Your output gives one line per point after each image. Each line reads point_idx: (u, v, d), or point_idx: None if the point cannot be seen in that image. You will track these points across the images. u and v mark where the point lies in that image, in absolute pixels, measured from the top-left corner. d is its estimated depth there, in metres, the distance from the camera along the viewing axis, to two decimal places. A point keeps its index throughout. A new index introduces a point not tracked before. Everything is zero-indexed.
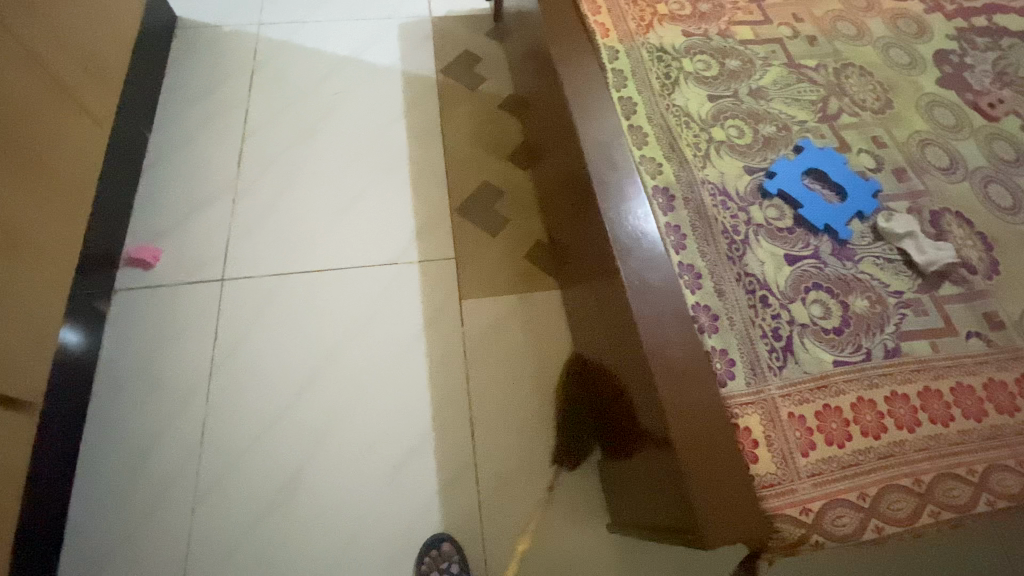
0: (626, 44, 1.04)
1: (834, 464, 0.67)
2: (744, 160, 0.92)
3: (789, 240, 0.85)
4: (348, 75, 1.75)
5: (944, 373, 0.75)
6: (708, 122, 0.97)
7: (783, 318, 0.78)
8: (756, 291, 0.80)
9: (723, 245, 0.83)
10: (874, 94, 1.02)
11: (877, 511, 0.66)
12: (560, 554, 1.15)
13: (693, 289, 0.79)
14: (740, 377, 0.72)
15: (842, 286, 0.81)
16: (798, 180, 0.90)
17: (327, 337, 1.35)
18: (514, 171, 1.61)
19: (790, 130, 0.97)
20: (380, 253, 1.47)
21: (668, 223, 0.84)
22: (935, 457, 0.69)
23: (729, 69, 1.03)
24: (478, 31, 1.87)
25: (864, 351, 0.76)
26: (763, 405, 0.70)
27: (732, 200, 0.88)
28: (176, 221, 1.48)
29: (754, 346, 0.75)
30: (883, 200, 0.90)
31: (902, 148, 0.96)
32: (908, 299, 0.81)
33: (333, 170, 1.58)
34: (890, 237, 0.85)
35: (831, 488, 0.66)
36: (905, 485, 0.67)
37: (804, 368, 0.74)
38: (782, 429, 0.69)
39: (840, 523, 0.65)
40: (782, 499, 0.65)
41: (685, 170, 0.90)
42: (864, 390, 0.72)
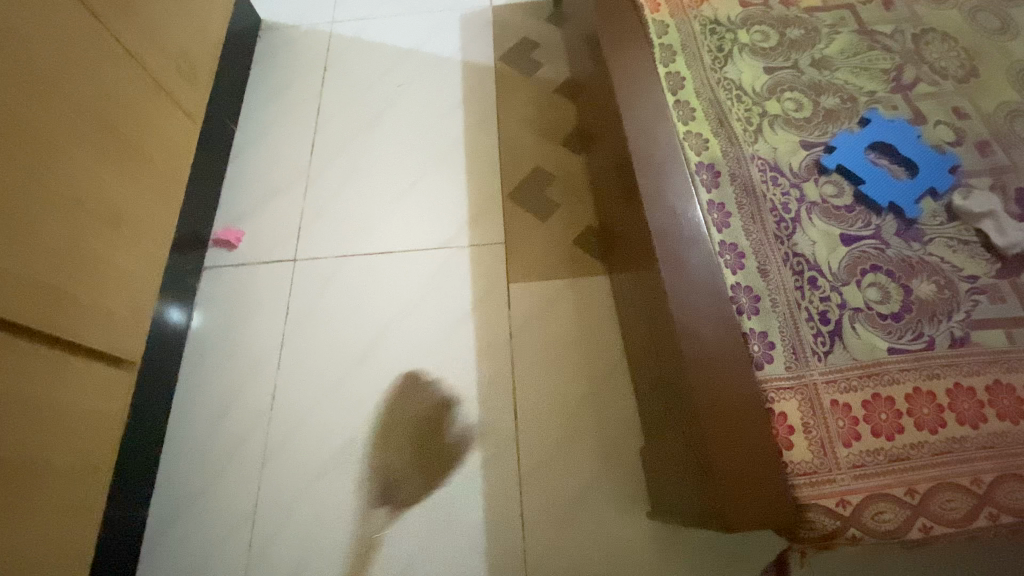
0: (677, 19, 1.01)
1: (879, 457, 0.64)
2: (801, 135, 0.87)
3: (847, 219, 0.79)
4: (411, 66, 1.82)
5: (1021, 367, 0.68)
6: (762, 96, 0.92)
7: (833, 301, 0.73)
8: (805, 272, 0.75)
9: (771, 224, 0.79)
10: (958, 61, 0.92)
11: (925, 510, 0.63)
12: (597, 537, 1.16)
13: (733, 270, 0.76)
14: (779, 361, 0.70)
15: (906, 269, 0.74)
16: (861, 155, 0.83)
17: (384, 314, 1.43)
18: (566, 158, 1.61)
19: (856, 102, 0.89)
20: (434, 237, 1.53)
21: (710, 201, 0.81)
22: (999, 457, 0.64)
23: (790, 39, 0.97)
24: (536, 17, 1.87)
25: (925, 339, 0.70)
26: (803, 391, 0.68)
27: (784, 177, 0.83)
28: (256, 206, 1.62)
29: (798, 330, 0.72)
30: (963, 176, 0.81)
31: (989, 121, 0.86)
32: (983, 284, 0.73)
33: (393, 158, 1.66)
34: (967, 217, 0.77)
35: (873, 482, 0.64)
36: (960, 484, 0.63)
37: (853, 355, 0.70)
38: (823, 417, 0.67)
39: (881, 519, 0.63)
40: (819, 489, 0.64)
41: (732, 146, 0.86)
42: (920, 381, 0.67)
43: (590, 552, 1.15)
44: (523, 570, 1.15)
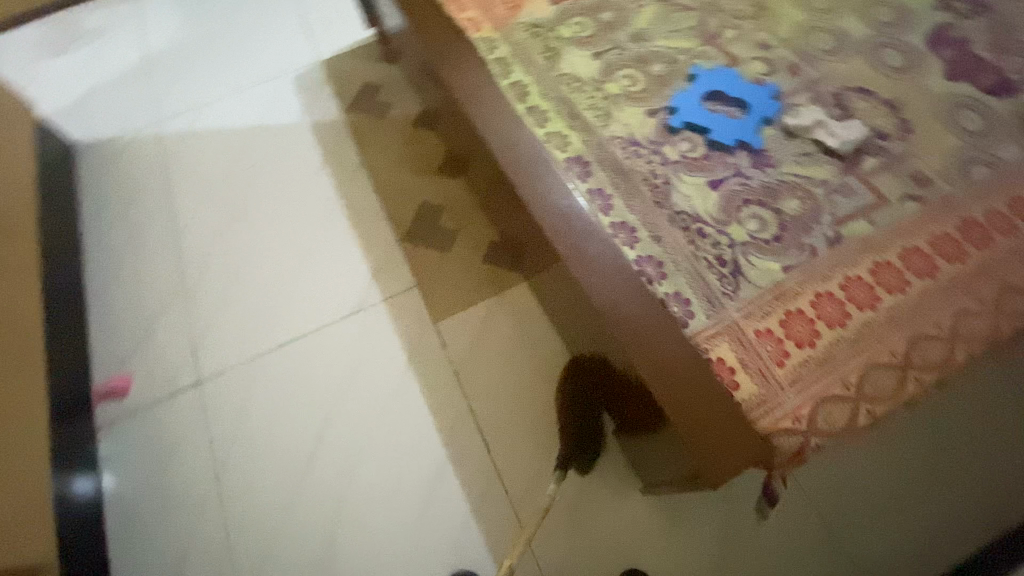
0: (501, 32, 1.05)
1: (809, 366, 0.70)
2: (645, 105, 0.93)
3: (709, 166, 0.86)
4: (260, 143, 1.74)
5: (888, 244, 0.77)
6: (600, 80, 0.97)
7: (723, 243, 0.79)
8: (691, 226, 0.81)
9: (648, 192, 0.84)
10: (747, 2, 1.03)
11: (864, 396, 0.69)
12: (606, 534, 1.16)
13: (631, 246, 0.80)
14: (700, 314, 0.74)
15: (771, 194, 0.82)
16: (700, 107, 0.91)
17: (319, 401, 1.35)
18: (446, 184, 1.60)
19: (679, 62, 0.98)
20: (344, 303, 1.46)
21: (589, 189, 0.85)
22: (901, 326, 0.72)
23: (605, 22, 1.04)
24: (370, 59, 1.86)
25: (808, 249, 0.77)
26: (729, 332, 0.72)
27: (644, 147, 0.89)
28: (138, 340, 1.46)
29: (705, 279, 0.76)
30: (785, 99, 0.91)
31: (789, 45, 0.97)
32: (834, 185, 0.82)
33: (273, 241, 1.57)
34: (802, 132, 0.87)
35: (814, 389, 0.69)
36: (881, 362, 0.70)
37: (757, 285, 0.76)
38: (753, 348, 0.71)
39: (832, 419, 0.68)
40: (774, 415, 0.68)
41: (591, 133, 0.91)
42: (816, 286, 0.75)
43: (606, 550, 1.15)
44: None
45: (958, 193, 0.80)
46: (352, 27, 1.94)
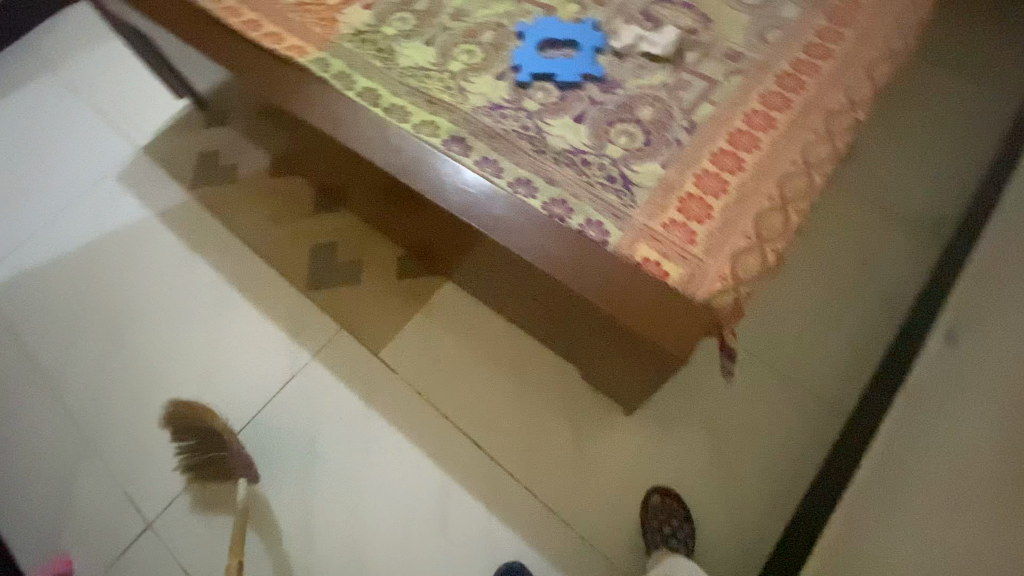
0: (328, 48, 1.05)
1: (715, 233, 0.79)
2: (491, 72, 0.98)
3: (567, 106, 0.93)
4: (105, 257, 1.61)
5: (734, 110, 0.90)
6: (442, 64, 1.01)
7: (606, 163, 0.86)
8: (575, 159, 0.87)
9: (527, 145, 0.89)
10: None
11: (764, 239, 0.78)
12: (608, 466, 1.26)
13: (534, 196, 0.85)
14: (614, 232, 0.80)
15: (625, 109, 0.91)
16: (538, 57, 0.98)
17: (294, 477, 1.31)
18: (329, 222, 1.62)
19: (503, 26, 1.04)
20: (277, 373, 1.43)
21: (475, 161, 0.89)
22: (770, 173, 0.83)
23: (423, 12, 1.08)
24: (192, 131, 1.79)
25: (674, 142, 0.87)
26: (642, 234, 0.80)
27: (506, 108, 0.94)
28: (57, 514, 1.32)
29: (605, 200, 0.83)
30: (605, 28, 1.01)
31: None
32: (673, 84, 0.94)
33: (173, 344, 1.49)
34: (629, 51, 0.98)
35: (726, 249, 0.78)
36: (765, 206, 0.80)
37: (647, 186, 0.84)
38: (666, 238, 0.79)
39: (750, 267, 0.77)
40: (704, 282, 0.76)
41: (455, 112, 0.94)
42: (694, 167, 0.85)
43: (610, 477, 1.25)
44: (586, 540, 1.20)
45: (764, 56, 0.95)
46: (165, 100, 1.84)
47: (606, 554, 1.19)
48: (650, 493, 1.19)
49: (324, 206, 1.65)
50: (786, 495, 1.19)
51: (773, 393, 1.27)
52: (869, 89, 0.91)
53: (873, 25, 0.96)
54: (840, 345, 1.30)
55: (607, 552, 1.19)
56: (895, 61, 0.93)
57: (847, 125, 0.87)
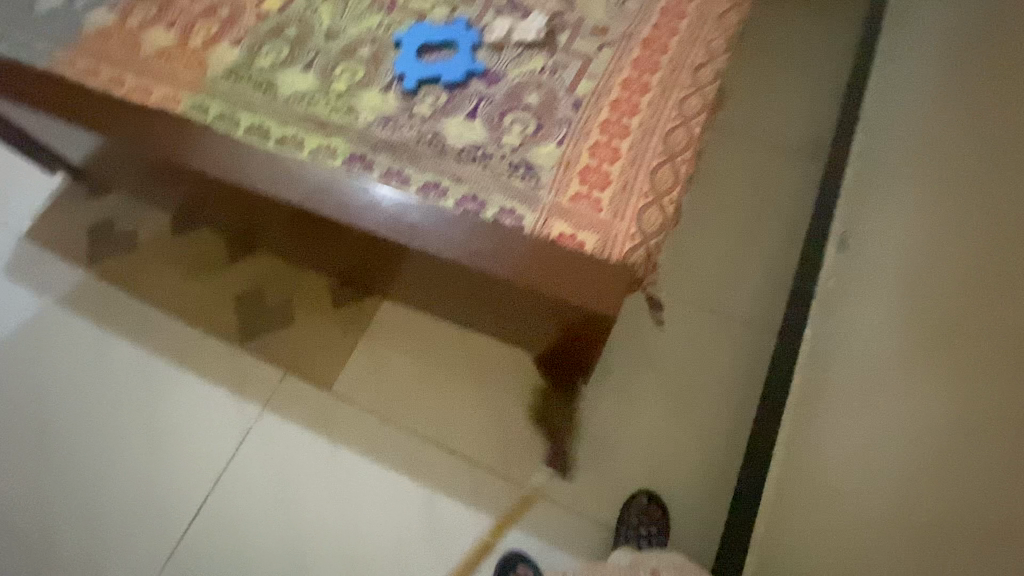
0: (203, 92, 1.02)
1: (618, 196, 0.84)
2: (376, 86, 0.99)
3: (457, 105, 0.95)
4: (9, 359, 1.49)
5: (611, 80, 0.95)
6: (325, 86, 1.00)
7: (506, 152, 0.90)
8: (476, 154, 0.90)
9: (427, 150, 0.91)
10: None
11: (661, 192, 0.84)
12: (578, 437, 1.31)
13: (445, 197, 0.87)
14: (527, 215, 0.84)
15: (513, 98, 0.95)
16: (419, 63, 0.99)
17: (272, 533, 1.27)
18: (249, 267, 1.57)
19: (378, 37, 1.05)
20: (228, 434, 1.37)
21: (380, 176, 0.90)
22: (654, 132, 0.89)
23: (294, 37, 1.07)
24: (76, 205, 1.67)
25: (564, 120, 0.92)
26: (553, 212, 0.84)
27: (399, 117, 0.95)
28: None
29: (513, 187, 0.86)
30: (478, 24, 1.05)
31: None
32: (552, 66, 0.98)
33: (109, 432, 1.40)
34: (505, 41, 1.01)
35: (630, 209, 0.83)
36: (656, 163, 0.87)
37: (548, 166, 0.88)
38: (575, 211, 0.84)
39: (654, 221, 0.82)
40: (617, 244, 0.81)
41: (348, 132, 0.94)
42: (587, 139, 0.90)
43: (582, 447, 1.30)
44: (572, 511, 1.25)
45: (627, 25, 1.01)
46: (37, 178, 1.70)
47: (596, 520, 1.23)
48: (636, 492, 1.23)
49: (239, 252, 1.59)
50: (741, 417, 1.29)
51: (709, 330, 1.38)
52: (722, 38, 0.99)
53: None
54: (755, 273, 1.43)
55: (597, 516, 1.24)
56: (741, 10, 1.02)
57: (711, 74, 0.95)
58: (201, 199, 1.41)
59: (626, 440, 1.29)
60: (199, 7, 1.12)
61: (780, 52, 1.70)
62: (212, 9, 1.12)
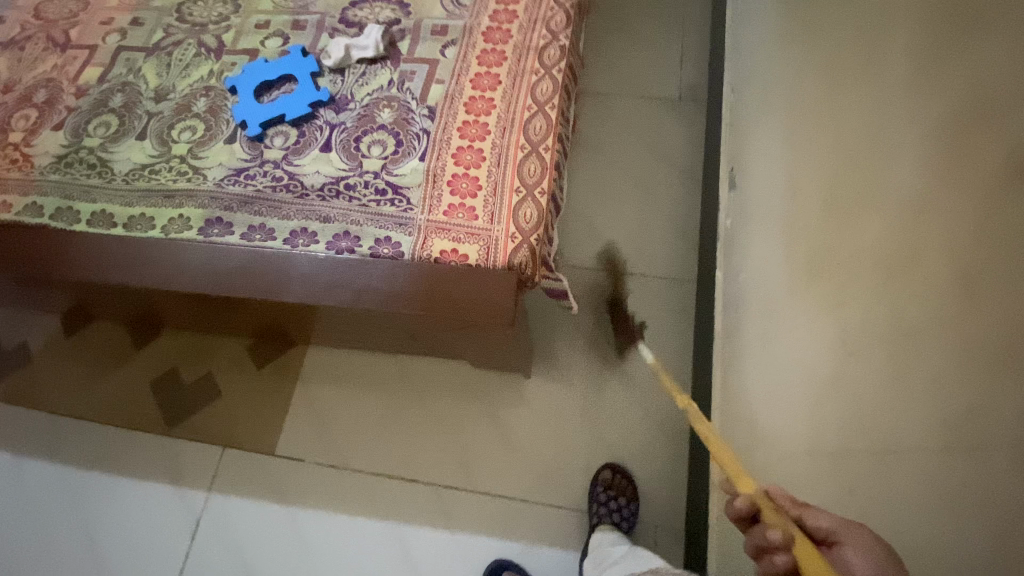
0: (33, 188, 0.93)
1: (490, 199, 0.83)
2: (220, 139, 0.93)
3: (310, 141, 0.91)
4: None
5: (461, 81, 0.93)
6: (165, 151, 0.94)
7: (369, 179, 0.86)
8: (339, 187, 0.86)
9: (286, 196, 0.86)
10: (218, 5, 1.08)
11: (531, 185, 0.84)
12: (533, 431, 1.31)
13: (316, 241, 0.83)
14: (403, 239, 0.81)
15: (365, 120, 0.92)
16: (260, 105, 0.94)
17: None
18: (158, 349, 1.47)
19: (213, 86, 0.99)
20: (179, 527, 1.30)
21: (242, 234, 0.84)
22: (513, 124, 0.88)
23: (122, 106, 0.99)
24: None
25: (422, 132, 0.89)
26: (429, 230, 0.82)
27: (250, 168, 0.90)
28: None
29: (384, 214, 0.83)
30: (314, 50, 1.00)
31: (278, 11, 1.05)
32: (399, 79, 0.95)
33: (47, 561, 1.30)
34: (345, 63, 0.97)
35: (505, 209, 0.82)
36: (521, 156, 0.86)
37: (415, 185, 0.85)
38: (451, 225, 0.82)
39: (530, 215, 0.82)
40: (499, 247, 0.80)
41: (199, 195, 0.88)
42: (448, 148, 0.88)
43: (539, 438, 1.30)
44: (544, 504, 1.26)
45: (466, 19, 0.99)
46: None
47: (569, 506, 1.25)
48: (602, 468, 1.25)
49: (143, 336, 1.49)
50: (682, 368, 1.34)
51: (634, 292, 1.41)
52: (562, 13, 0.98)
53: None
54: (664, 227, 1.47)
55: (569, 503, 1.25)
56: None
57: (558, 52, 0.94)
58: (82, 292, 1.31)
59: (581, 420, 1.31)
60: (12, 96, 1.03)
61: (641, 4, 1.72)
62: (26, 95, 1.03)
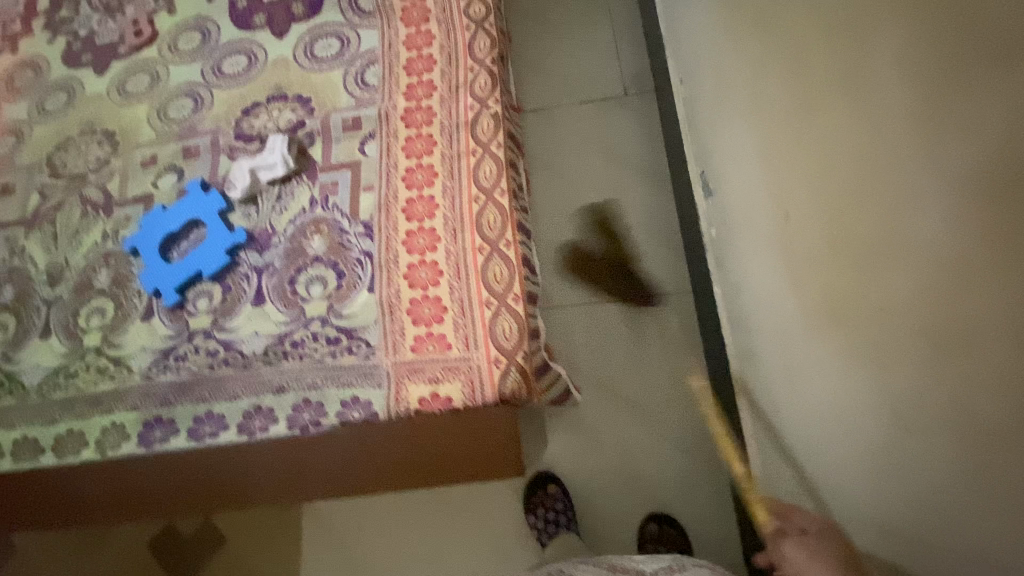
0: None
1: (460, 320, 0.72)
2: (134, 316, 0.80)
3: (237, 295, 0.78)
4: None
5: (392, 182, 0.81)
6: (77, 345, 0.80)
7: (317, 327, 0.74)
8: (285, 346, 0.74)
9: (228, 371, 0.74)
10: (94, 146, 0.93)
11: (501, 293, 0.73)
12: None
13: (275, 419, 0.71)
14: (373, 394, 0.70)
15: (295, 255, 0.79)
16: (170, 265, 0.81)
17: None
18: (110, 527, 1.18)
19: (111, 251, 0.85)
20: None
21: (188, 432, 0.72)
22: (463, 223, 0.77)
23: (13, 299, 0.85)
24: None
25: (362, 255, 0.77)
26: (400, 376, 0.70)
27: (179, 346, 0.77)
28: None
29: (343, 367, 0.72)
30: (217, 181, 0.86)
31: (164, 140, 0.91)
32: (321, 195, 0.82)
33: None
34: (255, 190, 0.84)
35: (480, 330, 0.71)
36: (483, 260, 0.75)
37: (370, 323, 0.74)
38: (423, 364, 0.71)
39: (509, 329, 0.71)
40: (483, 380, 0.69)
41: (128, 394, 0.76)
42: (398, 268, 0.76)
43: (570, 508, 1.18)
44: None
45: (379, 104, 0.86)
46: None
47: None
48: (645, 522, 1.10)
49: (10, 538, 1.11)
50: (705, 396, 1.18)
51: (632, 318, 1.25)
52: (485, 72, 0.85)
53: (443, 4, 0.91)
54: (645, 240, 1.32)
55: None
56: (488, 27, 0.89)
57: (492, 122, 0.82)
58: None
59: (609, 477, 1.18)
60: None
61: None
62: None
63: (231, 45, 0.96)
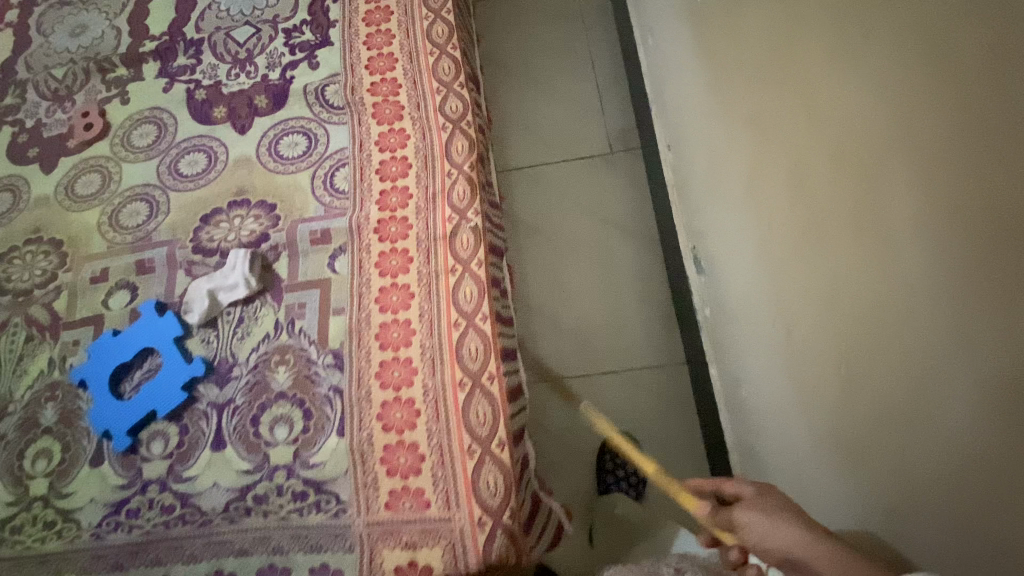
0: None
1: (439, 470, 0.66)
2: (83, 461, 0.73)
3: (195, 438, 0.72)
4: None
5: (364, 306, 0.75)
6: (20, 493, 0.73)
7: (283, 478, 0.68)
8: (247, 500, 0.68)
9: (187, 529, 0.68)
10: (39, 257, 0.85)
11: (484, 438, 0.67)
12: None
13: None
14: (347, 560, 0.64)
15: (258, 391, 0.73)
16: (120, 403, 0.74)
17: None
18: None
19: (58, 382, 0.78)
20: None
21: None
22: (441, 356, 0.71)
23: None
24: None
25: (332, 392, 0.71)
26: (374, 540, 0.65)
27: (131, 499, 0.70)
28: None
29: (311, 527, 0.66)
30: (173, 301, 0.79)
31: (116, 250, 0.84)
32: (286, 319, 0.76)
33: None
34: (216, 314, 0.77)
35: (462, 484, 0.65)
36: (464, 400, 0.69)
37: (340, 474, 0.67)
38: (399, 524, 0.65)
39: (493, 482, 0.65)
40: (467, 544, 0.63)
41: (77, 555, 0.69)
42: (371, 408, 0.69)
43: None
44: None
45: (350, 214, 0.80)
46: None
47: None
48: None
49: None
50: None
51: None
52: (463, 178, 0.80)
53: (417, 100, 0.85)
54: None
55: None
56: (467, 126, 0.83)
57: (471, 236, 0.77)
58: None
59: None
60: None
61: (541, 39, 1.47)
62: None
63: (190, 141, 0.89)
